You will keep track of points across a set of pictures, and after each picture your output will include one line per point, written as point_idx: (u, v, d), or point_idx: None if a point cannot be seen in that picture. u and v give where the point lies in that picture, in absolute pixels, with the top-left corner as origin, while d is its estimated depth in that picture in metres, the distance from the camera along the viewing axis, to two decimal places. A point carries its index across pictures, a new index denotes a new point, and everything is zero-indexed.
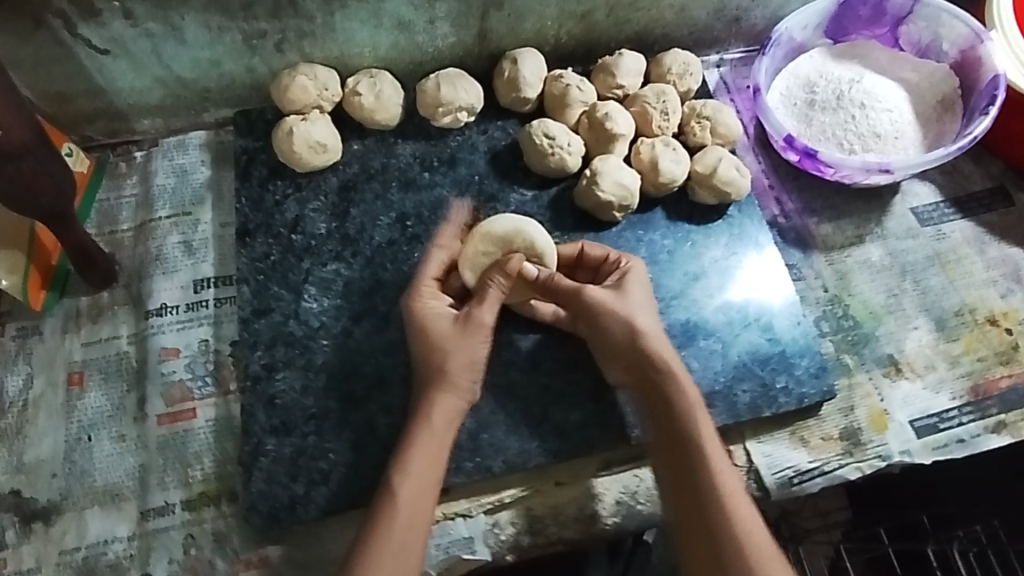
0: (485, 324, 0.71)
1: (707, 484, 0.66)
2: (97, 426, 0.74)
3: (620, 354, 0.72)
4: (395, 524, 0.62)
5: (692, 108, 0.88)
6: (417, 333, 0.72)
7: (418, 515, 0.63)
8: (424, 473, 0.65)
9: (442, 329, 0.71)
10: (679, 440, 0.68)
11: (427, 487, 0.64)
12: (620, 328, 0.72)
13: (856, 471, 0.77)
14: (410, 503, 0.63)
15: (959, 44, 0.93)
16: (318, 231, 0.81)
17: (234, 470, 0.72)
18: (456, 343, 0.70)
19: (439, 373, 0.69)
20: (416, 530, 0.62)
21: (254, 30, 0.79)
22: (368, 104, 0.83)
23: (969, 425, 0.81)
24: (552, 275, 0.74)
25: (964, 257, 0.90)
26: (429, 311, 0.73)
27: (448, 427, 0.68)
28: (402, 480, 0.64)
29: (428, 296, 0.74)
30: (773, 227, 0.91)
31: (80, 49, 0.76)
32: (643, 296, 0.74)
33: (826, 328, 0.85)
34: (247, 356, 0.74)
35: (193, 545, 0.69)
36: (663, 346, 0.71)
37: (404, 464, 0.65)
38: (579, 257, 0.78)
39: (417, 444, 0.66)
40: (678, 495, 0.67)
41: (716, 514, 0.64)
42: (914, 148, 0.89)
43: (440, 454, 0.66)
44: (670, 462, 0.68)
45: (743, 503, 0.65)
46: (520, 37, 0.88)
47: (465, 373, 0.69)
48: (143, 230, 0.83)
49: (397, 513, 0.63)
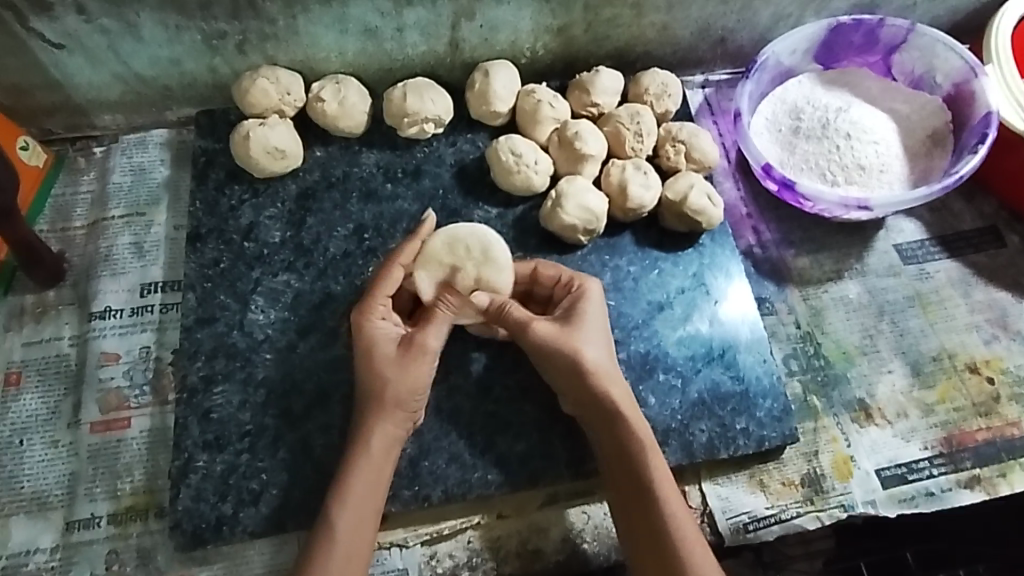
0: (432, 348, 0.69)
1: (663, 530, 0.63)
2: (29, 430, 0.72)
3: (570, 390, 0.69)
4: (332, 559, 0.60)
5: (668, 130, 0.85)
6: (363, 351, 0.68)
7: (356, 548, 0.62)
8: (365, 504, 0.63)
9: (389, 352, 0.68)
10: (632, 484, 0.65)
11: (367, 518, 0.63)
12: (570, 364, 0.68)
13: (815, 521, 0.74)
14: (349, 536, 0.62)
15: (953, 77, 0.89)
16: (272, 239, 0.78)
17: (164, 484, 0.69)
18: (399, 368, 0.67)
19: (381, 397, 0.67)
20: (355, 563, 0.61)
21: (213, 30, 0.76)
22: (331, 111, 0.80)
23: (939, 478, 0.77)
24: (506, 304, 0.70)
25: (947, 299, 0.87)
26: (377, 331, 0.69)
27: (389, 453, 0.66)
28: (339, 512, 0.62)
29: (379, 312, 0.70)
30: (748, 257, 0.88)
31: (35, 42, 0.75)
32: (595, 325, 0.70)
33: (794, 367, 0.82)
34: (186, 366, 0.72)
35: (116, 561, 0.67)
36: (614, 382, 0.68)
37: (342, 494, 0.63)
38: (533, 276, 0.74)
39: (356, 472, 0.64)
40: (634, 543, 0.64)
41: (674, 560, 0.61)
42: (900, 183, 0.86)
43: (381, 482, 0.65)
44: (623, 501, 0.66)
45: (700, 548, 0.62)
46: (494, 49, 0.86)
47: (408, 399, 0.67)
48: (95, 228, 0.81)
49: (335, 545, 0.61)
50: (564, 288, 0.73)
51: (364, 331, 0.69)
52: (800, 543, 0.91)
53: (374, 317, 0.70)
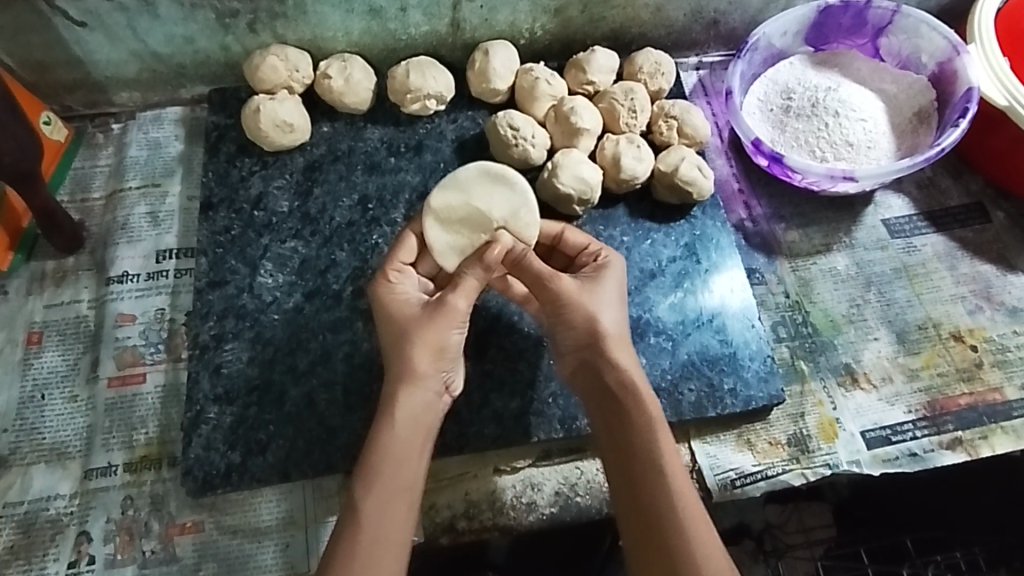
0: (459, 309, 0.67)
1: (662, 499, 0.61)
2: (51, 385, 0.76)
3: (578, 355, 0.69)
4: (364, 541, 0.58)
5: (660, 107, 0.88)
6: (384, 317, 0.68)
7: (391, 530, 0.59)
8: (396, 485, 0.61)
9: (411, 315, 0.67)
10: (632, 451, 0.64)
11: (400, 499, 0.61)
12: (586, 325, 0.68)
13: (800, 478, 0.76)
14: (381, 521, 0.59)
15: (937, 57, 0.92)
16: (280, 209, 0.82)
17: (177, 435, 0.73)
18: (423, 327, 0.66)
19: (408, 364, 0.65)
20: (391, 546, 0.59)
21: (226, 8, 0.81)
22: (338, 87, 0.84)
23: (922, 440, 0.79)
24: (525, 253, 0.70)
25: (933, 271, 0.89)
26: (394, 294, 0.69)
27: (419, 430, 0.64)
28: (367, 494, 0.60)
29: (395, 279, 0.70)
30: (740, 230, 0.91)
31: (58, 20, 0.79)
32: (611, 293, 0.71)
33: (783, 334, 0.85)
34: (198, 325, 0.76)
35: (130, 506, 0.70)
36: (624, 350, 0.68)
37: (370, 476, 0.61)
38: (557, 238, 0.76)
39: (384, 451, 0.62)
40: (627, 511, 0.63)
41: (670, 532, 0.60)
42: (887, 158, 0.88)
43: (414, 461, 0.63)
44: (623, 465, 0.64)
45: (700, 523, 0.60)
46: (494, 29, 0.89)
47: (435, 365, 0.66)
48: (113, 199, 0.85)
49: (366, 529, 0.59)
50: (588, 254, 0.74)
51: (382, 297, 0.69)
52: (800, 532, 1.09)
53: (391, 284, 0.70)
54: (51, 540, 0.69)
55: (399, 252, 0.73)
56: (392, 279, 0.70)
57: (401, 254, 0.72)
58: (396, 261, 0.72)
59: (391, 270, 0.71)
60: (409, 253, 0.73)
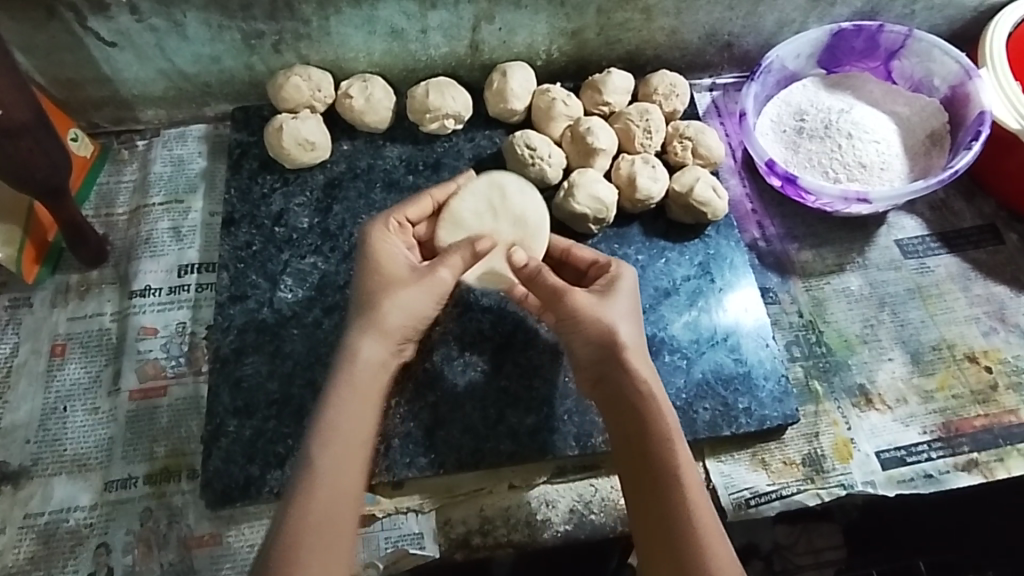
0: (442, 281, 0.69)
1: (674, 507, 0.60)
2: (73, 397, 0.77)
3: (596, 366, 0.68)
4: (319, 493, 0.57)
5: (675, 127, 0.89)
6: (367, 265, 0.68)
7: (342, 484, 0.58)
8: (353, 438, 0.60)
9: (397, 270, 0.68)
10: (647, 461, 0.63)
11: (355, 454, 0.59)
12: (601, 334, 0.67)
13: (815, 498, 0.76)
14: (335, 472, 0.58)
15: (950, 80, 0.93)
16: (301, 225, 0.84)
17: (196, 448, 0.74)
18: (405, 288, 0.67)
19: (374, 315, 0.65)
20: (341, 504, 0.57)
21: (252, 29, 0.83)
22: (359, 106, 0.86)
23: (937, 461, 0.79)
24: (540, 269, 0.72)
25: (946, 292, 0.89)
26: (385, 247, 0.69)
27: (375, 386, 0.63)
28: (323, 448, 0.59)
29: (393, 231, 0.71)
30: (752, 250, 0.91)
31: (90, 40, 0.81)
32: (627, 306, 0.70)
33: (797, 353, 0.85)
34: (219, 338, 0.77)
35: (150, 517, 0.71)
36: (643, 361, 0.67)
37: (326, 427, 0.60)
38: (568, 251, 0.78)
39: (340, 403, 0.61)
40: (638, 518, 0.62)
41: (684, 538, 0.59)
42: (900, 180, 0.89)
43: (367, 416, 0.61)
44: (633, 474, 0.63)
45: (715, 533, 0.59)
46: (511, 51, 0.91)
47: (402, 327, 0.66)
48: (137, 214, 0.87)
49: (321, 483, 0.57)
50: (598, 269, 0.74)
51: (374, 244, 0.69)
52: (810, 553, 1.05)
53: (387, 232, 0.71)
54: (71, 551, 0.70)
55: (407, 208, 0.75)
56: (389, 228, 0.71)
57: (408, 210, 0.75)
58: (399, 216, 0.74)
59: (393, 222, 0.73)
60: (417, 211, 0.76)
